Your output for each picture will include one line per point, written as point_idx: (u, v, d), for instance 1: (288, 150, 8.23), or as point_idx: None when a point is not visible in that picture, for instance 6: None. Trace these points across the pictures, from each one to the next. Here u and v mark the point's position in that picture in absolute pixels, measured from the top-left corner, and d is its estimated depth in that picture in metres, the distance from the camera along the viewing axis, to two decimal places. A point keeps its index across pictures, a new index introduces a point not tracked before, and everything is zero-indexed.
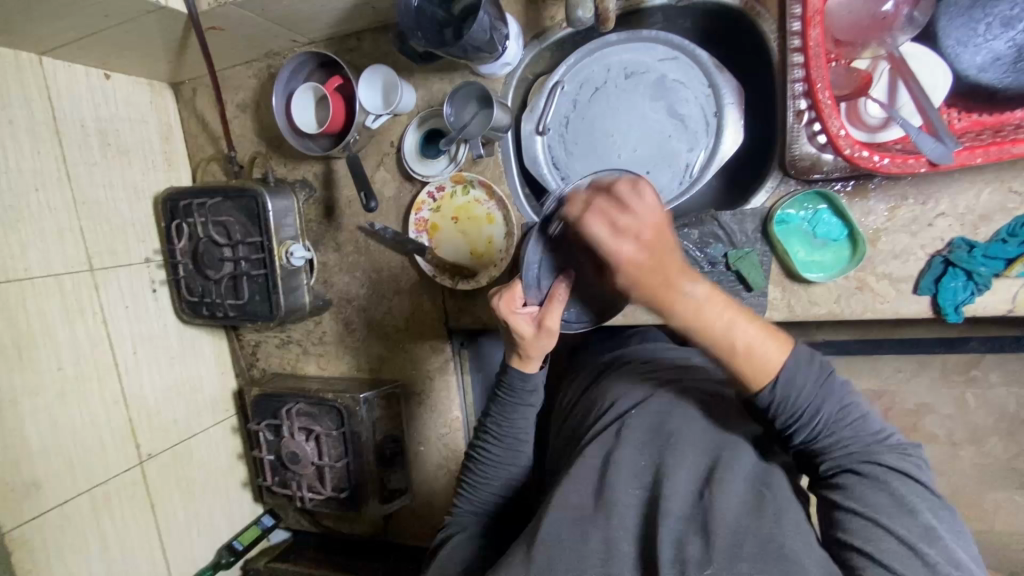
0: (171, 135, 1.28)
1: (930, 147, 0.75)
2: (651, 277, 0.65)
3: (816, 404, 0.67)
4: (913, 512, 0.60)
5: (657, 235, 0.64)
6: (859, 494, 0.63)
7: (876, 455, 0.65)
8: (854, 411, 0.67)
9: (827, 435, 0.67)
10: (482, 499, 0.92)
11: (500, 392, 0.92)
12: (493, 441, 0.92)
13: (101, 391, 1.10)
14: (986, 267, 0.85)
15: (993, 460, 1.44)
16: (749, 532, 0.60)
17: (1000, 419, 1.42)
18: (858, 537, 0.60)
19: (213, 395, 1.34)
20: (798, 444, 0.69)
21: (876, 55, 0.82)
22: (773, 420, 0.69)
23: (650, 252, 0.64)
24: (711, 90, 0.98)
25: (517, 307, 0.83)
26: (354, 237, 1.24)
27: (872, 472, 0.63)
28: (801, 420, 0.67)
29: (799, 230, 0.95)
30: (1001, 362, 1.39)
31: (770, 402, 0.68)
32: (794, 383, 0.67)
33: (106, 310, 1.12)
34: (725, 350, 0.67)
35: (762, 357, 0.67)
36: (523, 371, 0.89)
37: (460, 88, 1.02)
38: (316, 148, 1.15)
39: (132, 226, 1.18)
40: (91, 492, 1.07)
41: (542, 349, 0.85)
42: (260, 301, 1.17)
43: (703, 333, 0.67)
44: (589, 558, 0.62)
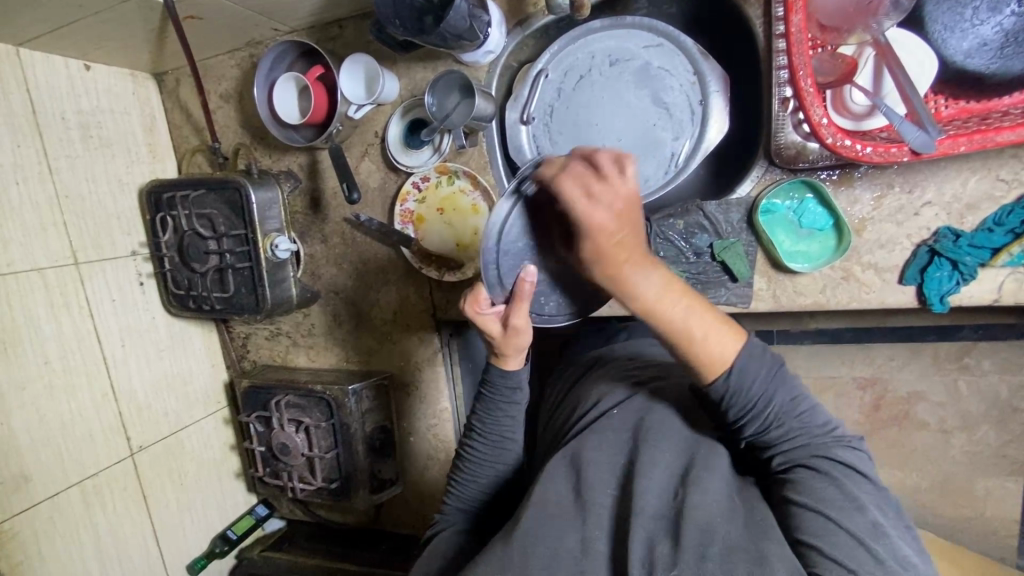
0: (154, 126, 1.27)
1: (913, 136, 0.72)
2: (615, 249, 0.63)
3: (768, 396, 0.66)
4: (861, 507, 0.60)
5: (628, 209, 0.63)
6: (808, 486, 0.62)
7: (826, 446, 0.65)
8: (805, 400, 0.67)
9: (777, 428, 0.66)
10: (468, 495, 0.92)
11: (483, 390, 0.92)
12: (479, 439, 0.92)
13: (89, 384, 1.11)
14: (972, 256, 0.84)
15: (984, 447, 1.44)
16: (718, 533, 0.60)
17: (991, 406, 1.42)
18: (803, 529, 0.60)
19: (204, 387, 1.35)
20: (750, 437, 0.69)
21: (862, 40, 0.80)
22: (726, 412, 0.68)
23: (620, 224, 0.62)
24: (696, 77, 0.96)
25: (483, 308, 0.83)
26: (341, 228, 1.24)
27: (823, 464, 0.63)
28: (753, 411, 0.66)
29: (784, 219, 0.94)
30: (993, 349, 1.39)
31: (723, 393, 0.66)
32: (747, 373, 0.65)
33: (92, 304, 1.12)
34: (678, 337, 0.65)
35: (716, 349, 0.65)
36: (502, 369, 0.89)
37: (441, 77, 1.01)
38: (299, 140, 1.14)
39: (117, 219, 1.17)
40: (81, 485, 1.08)
41: (515, 346, 0.85)
42: (246, 294, 1.17)
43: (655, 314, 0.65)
44: (563, 557, 0.63)
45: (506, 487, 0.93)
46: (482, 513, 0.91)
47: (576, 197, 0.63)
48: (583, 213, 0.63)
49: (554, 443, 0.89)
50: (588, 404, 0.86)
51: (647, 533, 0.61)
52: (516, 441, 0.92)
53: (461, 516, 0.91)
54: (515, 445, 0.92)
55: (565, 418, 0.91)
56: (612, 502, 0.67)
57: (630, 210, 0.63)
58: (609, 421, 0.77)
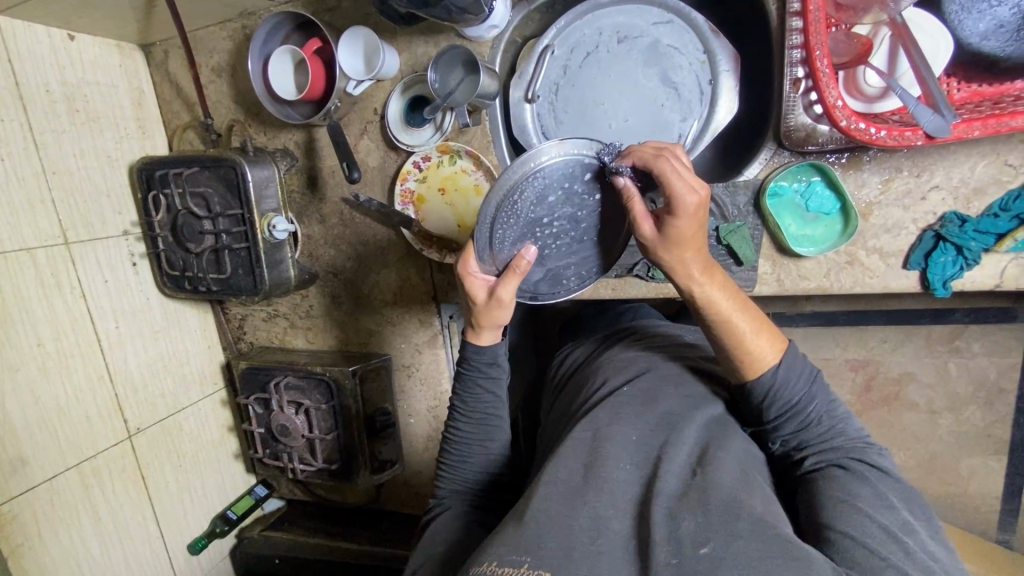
0: (143, 100, 1.22)
1: (928, 120, 0.71)
2: (691, 232, 0.73)
3: (809, 398, 0.72)
4: (892, 506, 0.62)
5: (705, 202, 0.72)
6: (844, 480, 0.65)
7: (860, 451, 0.69)
8: (839, 408, 0.73)
9: (813, 430, 0.72)
10: (462, 475, 0.92)
11: (461, 368, 0.93)
12: (462, 418, 0.93)
13: (83, 366, 1.09)
14: (977, 241, 0.84)
15: (971, 427, 1.47)
16: (744, 508, 0.60)
17: (979, 387, 1.44)
18: (838, 519, 0.60)
19: (201, 368, 1.33)
20: (784, 437, 0.73)
21: (877, 21, 0.79)
22: (765, 410, 0.73)
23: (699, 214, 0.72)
24: (706, 56, 0.94)
25: (474, 271, 0.85)
26: (338, 208, 1.21)
27: (858, 466, 0.67)
28: (793, 410, 0.72)
29: (792, 203, 0.93)
30: (983, 333, 1.40)
31: (768, 389, 0.72)
32: (792, 372, 0.72)
33: (84, 284, 1.09)
34: (732, 338, 0.73)
35: (758, 351, 0.73)
36: (477, 344, 0.91)
37: (444, 53, 0.98)
38: (297, 117, 1.11)
39: (108, 196, 1.14)
40: (79, 466, 1.07)
41: (492, 320, 0.86)
42: (244, 275, 1.15)
43: (715, 307, 0.74)
44: (576, 534, 0.61)
45: (503, 467, 0.93)
46: (480, 494, 0.91)
47: (670, 175, 0.71)
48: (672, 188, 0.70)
49: (563, 424, 0.88)
50: (596, 381, 0.87)
51: (668, 510, 0.62)
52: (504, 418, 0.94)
53: (459, 497, 0.91)
54: (501, 422, 0.93)
55: (570, 401, 0.91)
56: (624, 481, 0.67)
57: (701, 208, 0.72)
58: (621, 397, 0.77)
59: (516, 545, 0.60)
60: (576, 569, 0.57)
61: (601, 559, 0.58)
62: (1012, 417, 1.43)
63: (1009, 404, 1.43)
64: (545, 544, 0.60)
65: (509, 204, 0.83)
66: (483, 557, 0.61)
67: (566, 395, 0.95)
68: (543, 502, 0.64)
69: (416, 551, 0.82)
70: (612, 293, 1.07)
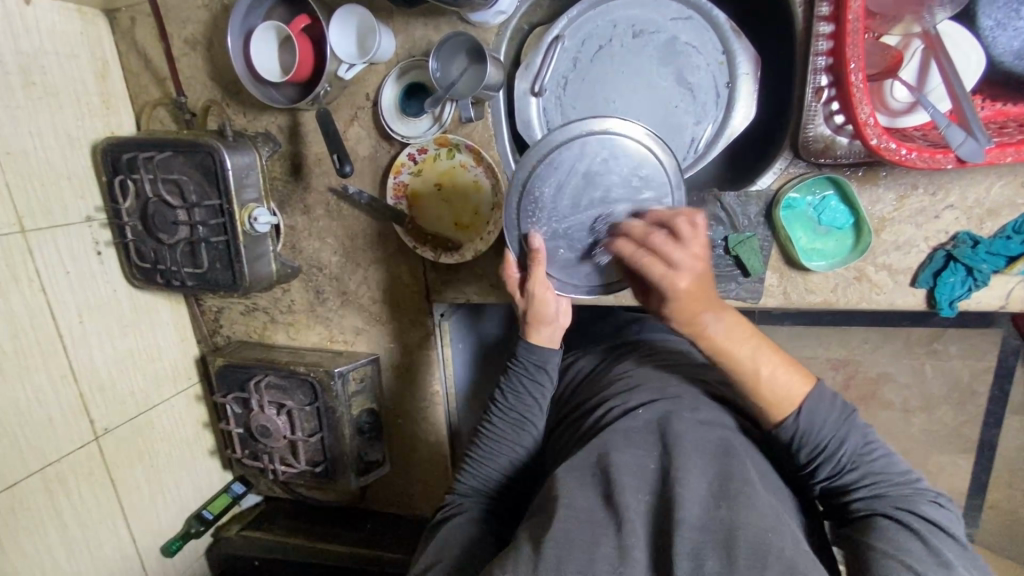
0: (107, 73, 1.10)
1: (961, 142, 0.69)
2: (688, 306, 0.70)
3: (840, 439, 0.71)
4: (947, 565, 0.61)
5: (697, 282, 0.68)
6: (894, 535, 0.64)
7: (907, 501, 0.68)
8: (875, 448, 0.72)
9: (851, 472, 0.71)
10: (486, 477, 0.90)
11: (510, 365, 0.92)
12: (499, 416, 0.91)
13: (45, 365, 1.00)
14: (988, 263, 0.84)
15: (942, 426, 1.43)
16: (772, 552, 0.58)
17: (953, 388, 1.40)
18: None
19: (173, 363, 1.25)
20: (821, 480, 0.73)
21: (908, 32, 0.76)
22: (797, 453, 0.73)
23: (698, 288, 0.68)
24: (725, 57, 0.89)
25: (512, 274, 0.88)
26: (325, 199, 1.13)
27: (905, 517, 0.66)
28: (824, 453, 0.72)
29: (804, 215, 0.90)
30: (963, 336, 1.34)
31: (793, 433, 0.72)
32: (816, 415, 0.72)
33: (44, 277, 1.00)
34: (749, 375, 0.72)
35: (785, 384, 0.72)
36: (529, 345, 0.90)
37: (447, 40, 0.92)
38: (281, 100, 1.03)
39: (69, 179, 1.04)
40: (43, 472, 0.99)
41: (535, 317, 0.88)
42: (222, 269, 1.07)
43: (730, 358, 0.72)
44: (594, 560, 0.61)
45: (522, 473, 0.91)
46: (497, 497, 0.89)
47: (654, 258, 0.69)
48: (656, 279, 0.69)
49: (574, 437, 0.86)
50: (611, 398, 0.85)
51: (693, 544, 0.60)
52: (537, 423, 0.91)
53: (476, 502, 0.88)
54: (534, 426, 0.91)
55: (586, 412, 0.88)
56: (638, 508, 0.65)
57: (697, 282, 0.68)
58: (634, 421, 0.76)
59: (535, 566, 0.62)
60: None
61: None
62: (983, 416, 1.40)
63: (979, 405, 1.40)
64: (566, 565, 0.61)
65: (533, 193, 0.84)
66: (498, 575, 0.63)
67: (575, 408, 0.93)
68: (564, 524, 0.64)
69: (429, 548, 0.81)
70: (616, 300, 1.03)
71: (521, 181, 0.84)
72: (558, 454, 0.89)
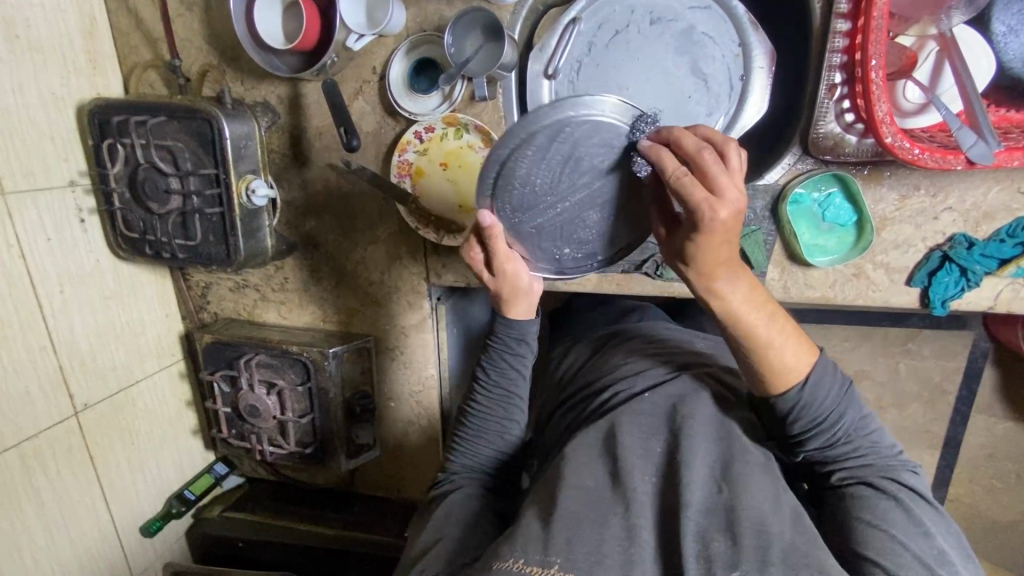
0: (94, 30, 1.04)
1: (971, 143, 0.72)
2: (719, 250, 0.64)
3: (838, 413, 0.70)
4: (928, 534, 0.64)
5: (738, 204, 0.63)
6: (878, 506, 0.66)
7: (890, 468, 0.69)
8: (869, 424, 0.71)
9: (843, 445, 0.71)
10: (478, 454, 0.89)
11: (488, 341, 0.89)
12: (483, 393, 0.90)
13: (24, 337, 0.95)
14: (981, 265, 0.87)
15: (913, 423, 1.46)
16: (770, 530, 0.60)
17: (926, 387, 1.42)
18: (871, 548, 0.62)
19: (158, 339, 1.20)
20: (809, 451, 0.72)
21: (924, 34, 0.78)
22: (792, 425, 0.71)
23: (733, 225, 0.63)
24: (740, 49, 0.90)
25: (477, 254, 0.82)
26: (324, 175, 1.10)
27: (889, 486, 0.68)
28: (819, 426, 0.70)
29: (809, 211, 0.91)
30: (938, 336, 1.36)
31: (794, 404, 0.70)
32: (821, 387, 0.69)
33: (24, 243, 0.94)
34: (760, 347, 0.68)
35: (791, 360, 0.69)
36: (508, 316, 0.86)
37: (463, 14, 0.91)
38: (283, 69, 0.99)
39: (52, 140, 0.98)
40: (21, 447, 0.95)
41: (513, 288, 0.83)
42: (215, 243, 1.03)
43: (740, 323, 0.68)
44: (605, 540, 0.61)
45: (516, 451, 0.90)
46: (493, 475, 0.89)
47: (705, 173, 0.63)
48: (702, 201, 0.61)
49: (577, 422, 0.86)
50: (616, 383, 0.85)
51: (699, 528, 0.61)
52: (523, 399, 0.91)
53: (471, 478, 0.87)
54: (521, 403, 0.90)
55: (588, 397, 0.88)
56: (647, 492, 0.66)
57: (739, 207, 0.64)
58: (642, 404, 0.75)
59: (545, 546, 0.61)
60: (606, 575, 0.59)
61: (632, 567, 0.59)
62: (951, 416, 1.43)
63: (948, 404, 1.42)
64: (576, 547, 0.61)
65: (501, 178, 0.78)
66: (507, 551, 0.62)
67: (576, 391, 0.93)
68: (572, 503, 0.64)
69: (429, 528, 0.79)
70: (616, 289, 1.04)
71: (499, 158, 0.77)
72: (561, 436, 0.89)
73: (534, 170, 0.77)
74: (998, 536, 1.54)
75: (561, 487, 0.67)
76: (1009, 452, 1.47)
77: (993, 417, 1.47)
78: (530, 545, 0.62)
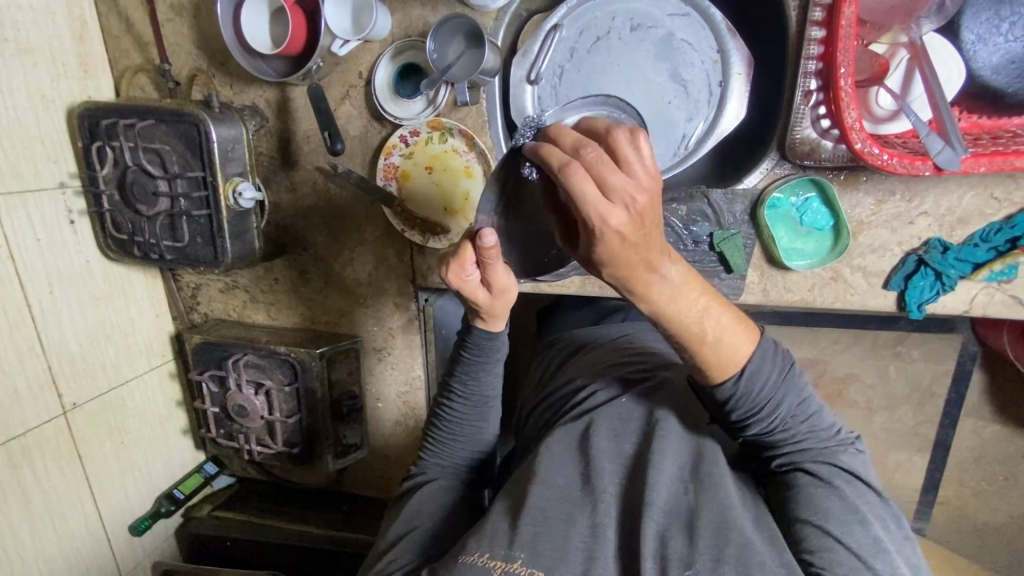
0: (85, 34, 1.06)
1: (939, 150, 0.72)
2: (626, 255, 0.60)
3: (775, 401, 0.69)
4: (864, 521, 0.65)
5: (649, 205, 0.58)
6: (814, 496, 0.67)
7: (827, 453, 0.70)
8: (809, 407, 0.71)
9: (781, 431, 0.71)
10: (450, 454, 0.90)
11: (462, 351, 0.88)
12: (458, 399, 0.89)
13: (13, 337, 0.96)
14: (955, 269, 0.88)
15: (900, 425, 1.47)
16: (734, 529, 0.61)
17: (913, 389, 1.43)
18: (807, 548, 0.64)
19: (148, 339, 1.21)
20: (750, 437, 0.73)
21: (895, 42, 0.80)
22: (730, 412, 0.71)
23: (636, 224, 0.58)
24: (719, 56, 0.91)
25: (467, 273, 0.76)
26: (312, 177, 1.11)
27: (825, 473, 0.68)
28: (755, 414, 0.70)
29: (787, 215, 0.92)
30: (925, 340, 1.36)
31: (730, 394, 0.70)
32: (756, 377, 0.69)
33: (12, 243, 0.95)
34: (694, 340, 0.67)
35: (732, 348, 0.68)
36: (489, 330, 0.86)
37: (445, 21, 0.93)
38: (270, 73, 1.01)
39: (42, 142, 0.99)
40: (7, 445, 0.96)
41: (504, 303, 0.81)
42: (203, 244, 1.05)
43: (671, 319, 0.66)
44: (573, 538, 0.63)
45: (490, 450, 0.92)
46: (466, 473, 0.90)
47: (598, 172, 0.57)
48: (592, 207, 0.57)
49: (552, 423, 0.88)
50: (594, 383, 0.87)
51: (663, 526, 0.63)
52: (499, 403, 0.91)
53: (444, 473, 0.89)
54: (495, 407, 0.91)
55: (566, 396, 0.89)
56: (616, 490, 0.67)
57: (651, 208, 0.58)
58: (622, 408, 0.77)
59: (509, 541, 0.63)
60: (570, 570, 0.60)
61: (595, 564, 0.61)
62: (939, 418, 1.43)
63: (936, 406, 1.43)
64: (542, 543, 0.62)
65: (506, 207, 0.77)
66: (474, 547, 0.64)
67: (554, 390, 0.94)
68: (541, 501, 0.66)
69: (399, 521, 0.82)
70: (599, 291, 1.05)
71: (493, 187, 0.76)
72: (538, 434, 0.90)
73: (527, 197, 0.75)
74: (987, 538, 1.54)
75: (530, 485, 0.68)
76: (998, 455, 1.48)
77: (981, 420, 1.47)
78: (496, 542, 0.63)
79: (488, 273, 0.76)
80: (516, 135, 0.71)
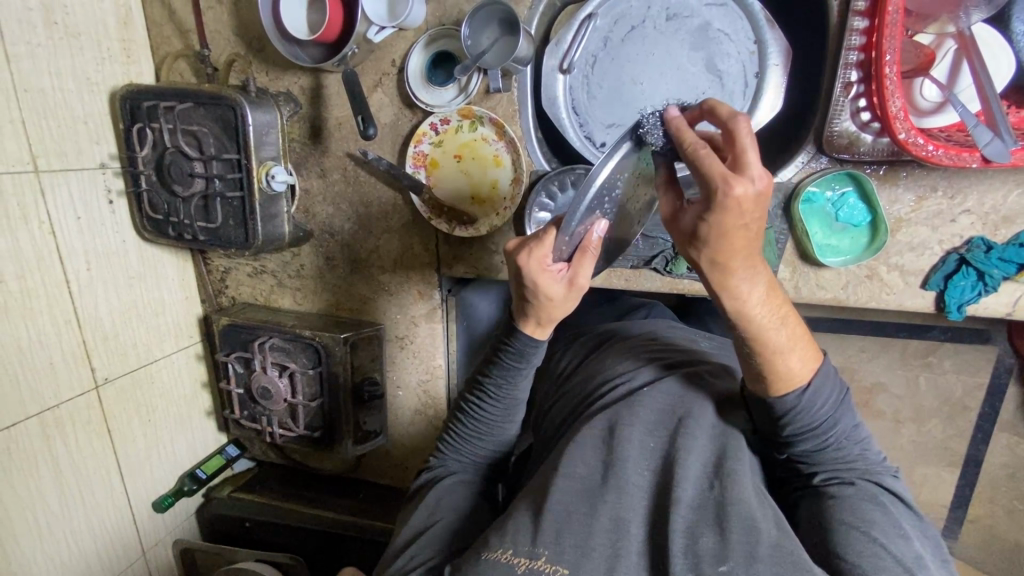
0: (130, 20, 1.09)
1: (987, 141, 0.71)
2: (735, 240, 0.62)
3: (834, 419, 0.70)
4: (906, 536, 0.63)
5: (755, 204, 0.59)
6: (860, 507, 0.65)
7: (874, 474, 0.69)
8: (861, 432, 0.72)
9: (833, 449, 0.70)
10: (472, 450, 0.91)
11: (496, 352, 0.86)
12: (488, 399, 0.88)
13: (51, 310, 0.99)
14: (999, 269, 0.85)
15: (930, 438, 1.42)
16: (762, 530, 0.60)
17: (944, 402, 1.38)
18: (851, 550, 0.61)
19: (178, 320, 1.23)
20: (798, 453, 0.72)
21: (943, 31, 0.78)
22: (786, 425, 0.70)
23: (757, 205, 0.59)
24: (756, 47, 0.90)
25: (547, 264, 0.74)
26: (342, 164, 1.13)
27: (873, 491, 0.67)
28: (814, 430, 0.70)
29: (821, 211, 0.91)
30: (957, 351, 1.32)
31: (791, 407, 0.69)
32: (819, 394, 0.69)
33: (54, 219, 0.98)
34: (759, 344, 0.68)
35: (790, 368, 0.68)
36: (534, 337, 0.82)
37: (481, 8, 0.94)
38: (305, 59, 1.02)
39: (84, 123, 1.02)
40: (41, 416, 0.99)
41: (564, 311, 0.78)
42: (234, 227, 1.07)
43: (751, 323, 0.67)
44: (596, 535, 0.62)
45: (508, 445, 0.92)
46: (484, 468, 0.91)
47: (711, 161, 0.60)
48: (717, 175, 0.59)
49: (573, 415, 0.87)
50: (615, 379, 0.85)
51: (687, 523, 0.62)
52: (525, 403, 0.90)
53: (464, 468, 0.90)
54: (523, 408, 0.90)
55: (587, 389, 0.89)
56: (641, 486, 0.66)
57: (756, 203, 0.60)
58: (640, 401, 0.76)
59: (533, 538, 0.62)
60: (594, 568, 0.59)
61: (618, 562, 0.60)
62: (971, 432, 1.38)
63: (970, 420, 1.38)
64: (565, 539, 0.61)
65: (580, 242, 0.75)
66: (495, 544, 0.63)
67: (574, 383, 0.94)
68: (562, 494, 0.65)
69: (418, 517, 0.81)
70: (624, 284, 1.04)
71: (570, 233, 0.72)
72: (556, 426, 0.90)
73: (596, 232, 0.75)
74: None
75: (552, 479, 0.67)
76: None
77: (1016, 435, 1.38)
78: (520, 539, 0.62)
79: (574, 270, 0.74)
80: (590, 182, 0.68)
